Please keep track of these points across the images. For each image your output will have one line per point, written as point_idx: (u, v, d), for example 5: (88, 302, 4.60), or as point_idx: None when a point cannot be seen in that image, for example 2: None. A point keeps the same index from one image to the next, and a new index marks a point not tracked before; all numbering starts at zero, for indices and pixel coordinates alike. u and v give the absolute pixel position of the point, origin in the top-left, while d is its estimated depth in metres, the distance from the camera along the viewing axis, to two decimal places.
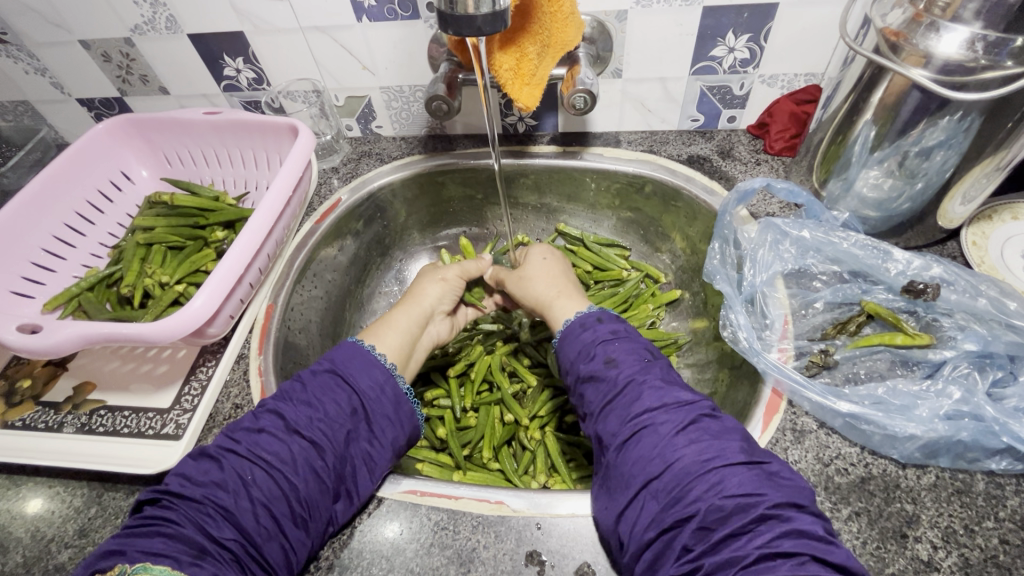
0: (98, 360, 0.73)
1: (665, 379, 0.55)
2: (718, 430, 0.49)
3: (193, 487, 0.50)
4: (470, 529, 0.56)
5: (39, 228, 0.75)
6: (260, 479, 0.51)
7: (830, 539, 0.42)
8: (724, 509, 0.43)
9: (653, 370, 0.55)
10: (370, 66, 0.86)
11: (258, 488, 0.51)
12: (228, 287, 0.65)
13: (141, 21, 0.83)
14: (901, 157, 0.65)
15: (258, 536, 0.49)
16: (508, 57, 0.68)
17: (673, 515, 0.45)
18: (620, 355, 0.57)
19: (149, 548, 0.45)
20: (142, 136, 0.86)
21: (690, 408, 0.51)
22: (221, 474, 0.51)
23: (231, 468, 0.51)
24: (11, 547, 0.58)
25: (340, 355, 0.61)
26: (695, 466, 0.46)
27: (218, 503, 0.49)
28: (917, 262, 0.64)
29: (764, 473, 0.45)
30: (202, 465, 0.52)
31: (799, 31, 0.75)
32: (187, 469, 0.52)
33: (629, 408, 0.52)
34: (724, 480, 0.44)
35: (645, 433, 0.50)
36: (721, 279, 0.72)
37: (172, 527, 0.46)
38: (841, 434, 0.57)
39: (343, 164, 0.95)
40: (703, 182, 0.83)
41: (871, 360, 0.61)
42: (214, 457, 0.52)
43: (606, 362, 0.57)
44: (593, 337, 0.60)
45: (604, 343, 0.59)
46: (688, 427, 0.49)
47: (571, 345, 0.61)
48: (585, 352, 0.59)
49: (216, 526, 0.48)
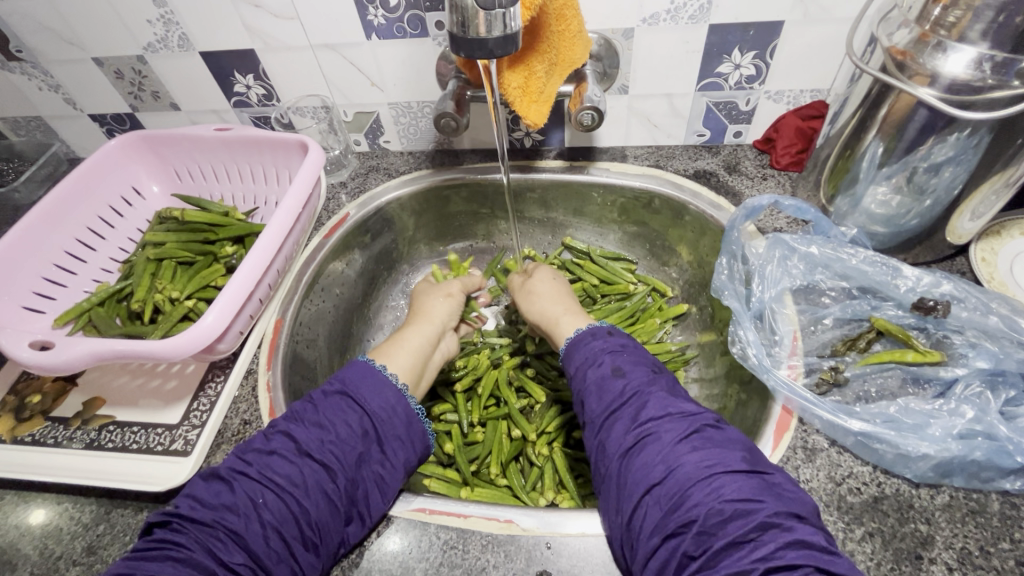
0: (108, 375, 0.73)
1: (670, 391, 0.54)
2: (720, 439, 0.49)
3: (203, 510, 0.50)
4: (480, 548, 0.55)
5: (51, 243, 0.76)
6: (272, 502, 0.51)
7: (832, 549, 0.41)
8: (724, 513, 0.43)
9: (659, 381, 0.56)
10: (379, 82, 0.87)
11: (269, 511, 0.50)
12: (238, 304, 0.65)
13: (154, 39, 0.84)
14: (909, 173, 0.65)
15: (268, 560, 0.49)
16: (516, 75, 0.68)
17: (674, 521, 0.44)
18: (628, 365, 0.57)
19: (159, 572, 0.45)
20: (153, 152, 0.87)
21: (693, 418, 0.50)
22: (231, 497, 0.51)
23: (242, 491, 0.51)
24: (19, 564, 0.58)
25: (352, 375, 0.61)
26: (695, 473, 0.46)
27: (229, 527, 0.48)
28: (926, 279, 0.64)
29: (764, 482, 0.45)
30: (213, 488, 0.52)
31: (805, 48, 0.75)
32: (197, 490, 0.52)
33: (634, 416, 0.52)
34: (723, 485, 0.44)
35: (649, 441, 0.49)
36: (728, 294, 0.72)
37: (182, 550, 0.46)
38: (854, 452, 0.56)
39: (351, 179, 0.95)
40: (709, 197, 0.84)
41: (882, 377, 0.61)
42: (225, 479, 0.52)
43: (613, 370, 0.57)
44: (602, 346, 0.60)
45: (610, 353, 0.59)
46: (691, 436, 0.49)
47: (578, 352, 0.61)
48: (591, 359, 0.59)
49: (227, 549, 0.47)
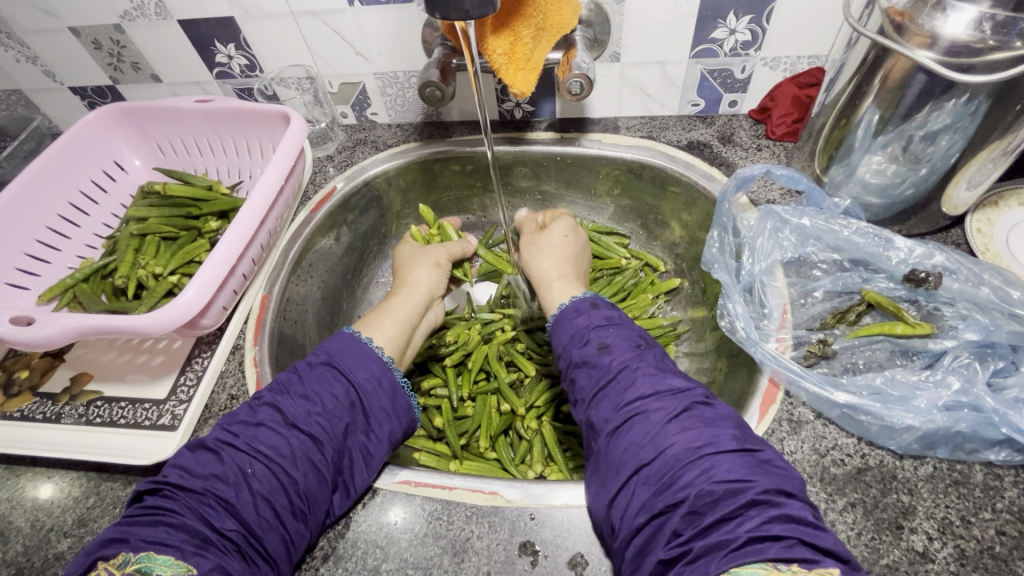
0: (95, 351, 0.73)
1: (658, 366, 0.54)
2: (710, 417, 0.48)
3: (193, 479, 0.50)
4: (464, 520, 0.56)
5: (32, 219, 0.75)
6: (261, 473, 0.51)
7: (817, 525, 0.41)
8: (715, 494, 0.42)
9: (647, 356, 0.55)
10: (364, 51, 0.84)
11: (258, 481, 0.50)
12: (220, 278, 0.64)
13: (130, 6, 0.82)
14: (905, 141, 0.63)
15: (260, 528, 0.49)
16: (501, 40, 0.66)
17: (662, 501, 0.44)
18: (613, 341, 0.56)
19: (152, 536, 0.45)
20: (133, 125, 0.85)
21: (682, 396, 0.50)
22: (221, 467, 0.51)
23: (231, 461, 0.51)
24: (11, 537, 0.59)
25: (336, 347, 0.61)
26: (687, 452, 0.45)
27: (220, 495, 0.49)
28: (919, 250, 0.63)
29: (755, 460, 0.45)
30: (201, 458, 0.52)
31: (804, 12, 0.73)
32: (185, 461, 0.52)
33: (622, 394, 0.52)
34: (714, 467, 0.44)
35: (638, 420, 0.49)
36: (719, 267, 0.71)
37: (175, 517, 0.47)
38: (839, 424, 0.56)
39: (338, 152, 0.94)
40: (702, 168, 0.82)
41: (870, 350, 0.61)
42: (213, 449, 0.52)
43: (600, 347, 0.56)
44: (587, 322, 0.59)
45: (596, 329, 0.58)
46: (680, 415, 0.48)
47: (565, 331, 0.60)
48: (578, 337, 0.58)
49: (218, 517, 0.48)
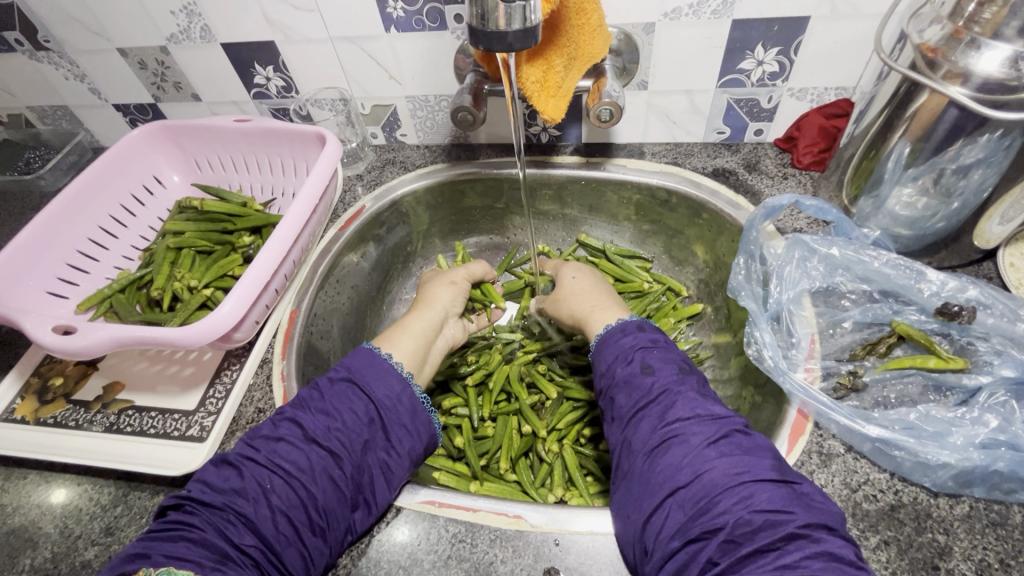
0: (128, 361, 0.75)
1: (700, 392, 0.54)
2: (749, 446, 0.48)
3: (213, 494, 0.50)
4: (488, 543, 0.56)
5: (74, 230, 0.78)
6: (280, 488, 0.51)
7: (859, 564, 0.40)
8: (753, 524, 0.42)
9: (690, 380, 0.55)
10: (397, 75, 0.87)
11: (277, 496, 0.51)
12: (255, 293, 0.66)
13: (177, 30, 0.85)
14: (937, 174, 0.63)
15: (278, 543, 0.49)
16: (534, 69, 0.68)
17: (699, 526, 0.44)
18: (657, 363, 0.56)
19: (173, 552, 0.45)
20: (174, 142, 0.88)
21: (722, 422, 0.50)
22: (241, 482, 0.51)
23: (251, 476, 0.52)
24: (41, 542, 0.60)
25: (357, 363, 0.61)
26: (725, 478, 0.45)
27: (239, 510, 0.49)
28: (952, 283, 0.62)
29: (794, 492, 0.44)
30: (223, 472, 0.52)
31: (832, 44, 0.74)
32: (208, 476, 0.52)
33: (663, 415, 0.52)
34: (753, 495, 0.43)
35: (676, 442, 0.49)
36: (746, 295, 0.71)
37: (195, 532, 0.47)
38: (870, 459, 0.55)
39: (367, 171, 0.96)
40: (728, 196, 0.82)
41: (903, 384, 0.60)
42: (234, 464, 0.53)
43: (643, 368, 0.56)
44: (632, 343, 0.59)
45: (641, 350, 0.58)
46: (719, 440, 0.48)
47: (609, 351, 0.60)
48: (622, 356, 0.58)
49: (237, 532, 0.48)
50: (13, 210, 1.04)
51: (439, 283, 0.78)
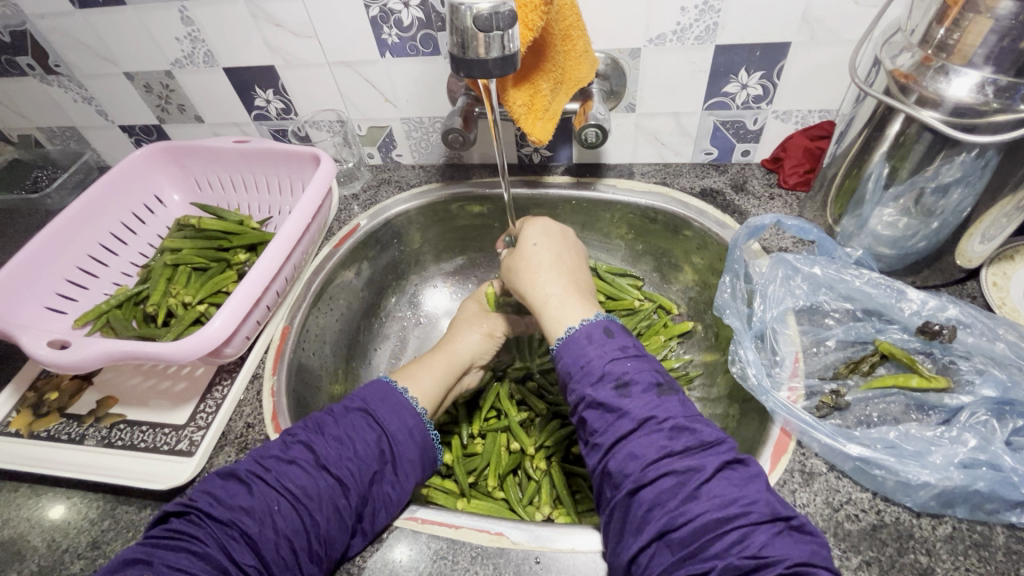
0: (122, 375, 0.76)
1: (685, 417, 0.52)
2: (739, 480, 0.48)
3: (221, 509, 0.51)
4: (469, 560, 0.55)
5: (74, 247, 0.80)
6: (286, 511, 0.52)
7: None
8: (744, 570, 0.43)
9: (671, 404, 0.53)
10: (392, 98, 0.90)
11: (282, 519, 0.51)
12: (246, 309, 0.67)
13: (181, 55, 0.89)
14: (917, 194, 0.64)
15: (275, 565, 0.50)
16: (521, 93, 0.69)
17: (687, 570, 0.44)
18: (634, 383, 0.53)
19: (174, 563, 0.46)
20: (174, 162, 0.90)
21: (713, 454, 0.49)
22: (250, 500, 0.52)
23: (259, 495, 0.52)
24: (28, 556, 0.60)
25: (373, 395, 0.63)
26: (715, 521, 0.45)
27: (243, 529, 0.50)
28: (932, 302, 0.63)
29: (787, 531, 0.45)
30: (231, 488, 0.53)
31: (813, 69, 0.76)
32: (213, 488, 0.53)
33: (648, 449, 0.50)
34: (746, 540, 0.44)
35: (666, 479, 0.48)
36: (731, 313, 0.71)
37: (198, 546, 0.48)
38: (853, 478, 0.55)
39: (363, 191, 0.98)
40: (715, 216, 0.84)
41: (885, 403, 0.60)
42: (243, 481, 0.53)
43: (618, 389, 0.53)
44: (602, 356, 0.55)
45: (612, 366, 0.55)
46: (712, 478, 0.48)
47: (574, 362, 0.56)
48: (591, 373, 0.55)
49: (238, 552, 0.49)
50: (19, 227, 1.07)
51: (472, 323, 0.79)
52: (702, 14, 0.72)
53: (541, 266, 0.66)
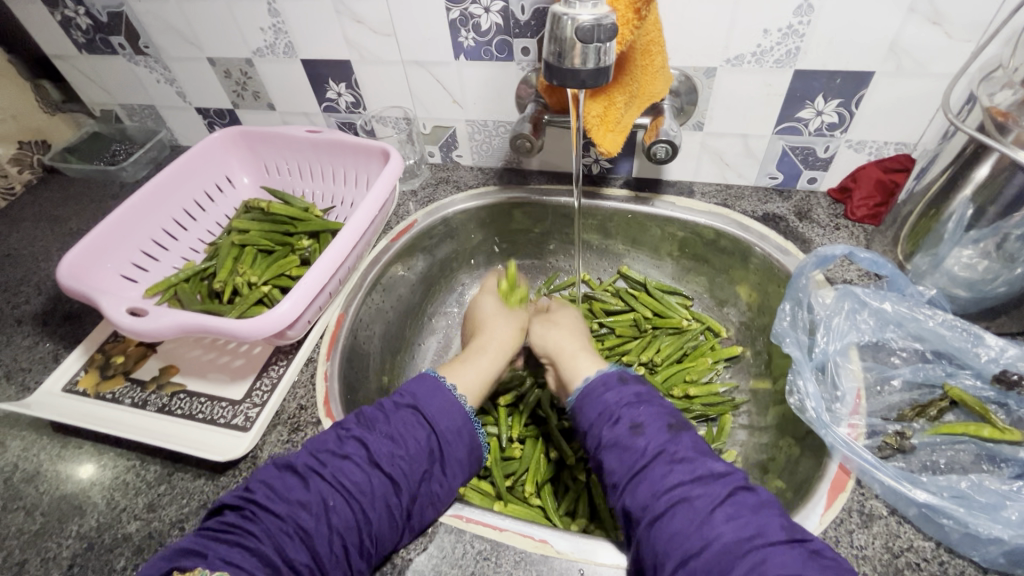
0: (183, 347, 0.79)
1: (697, 450, 0.53)
2: (755, 504, 0.47)
3: (277, 501, 0.52)
4: (512, 564, 0.55)
5: (152, 221, 0.83)
6: (340, 508, 0.52)
7: None
8: None
9: (683, 439, 0.53)
10: (460, 99, 0.91)
11: (336, 516, 0.52)
12: (312, 295, 0.69)
13: (263, 44, 0.92)
14: (1001, 239, 0.62)
15: (328, 563, 0.50)
16: (596, 104, 0.70)
17: None
18: (646, 421, 0.55)
19: (229, 557, 0.47)
20: (247, 147, 0.94)
21: (725, 480, 0.49)
22: (306, 495, 0.53)
23: (315, 490, 0.53)
24: (88, 511, 0.63)
25: (423, 391, 0.63)
26: (736, 544, 0.44)
27: (298, 525, 0.51)
28: (1012, 350, 0.60)
29: (806, 552, 0.44)
30: (288, 481, 0.54)
31: (895, 100, 0.74)
32: (271, 480, 0.54)
33: (662, 480, 0.50)
34: (766, 560, 0.43)
35: (681, 507, 0.47)
36: (790, 341, 0.69)
37: (252, 540, 0.49)
38: (916, 524, 0.53)
39: (421, 188, 1.00)
40: (777, 241, 0.82)
41: (953, 450, 0.58)
42: (299, 475, 0.54)
43: (632, 428, 0.55)
44: (616, 400, 0.58)
45: (625, 407, 0.57)
46: (725, 502, 0.47)
47: (591, 409, 0.59)
48: (607, 416, 0.57)
49: (292, 547, 0.50)
50: (93, 195, 1.12)
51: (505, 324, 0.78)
52: (785, 37, 0.71)
53: (568, 329, 0.75)
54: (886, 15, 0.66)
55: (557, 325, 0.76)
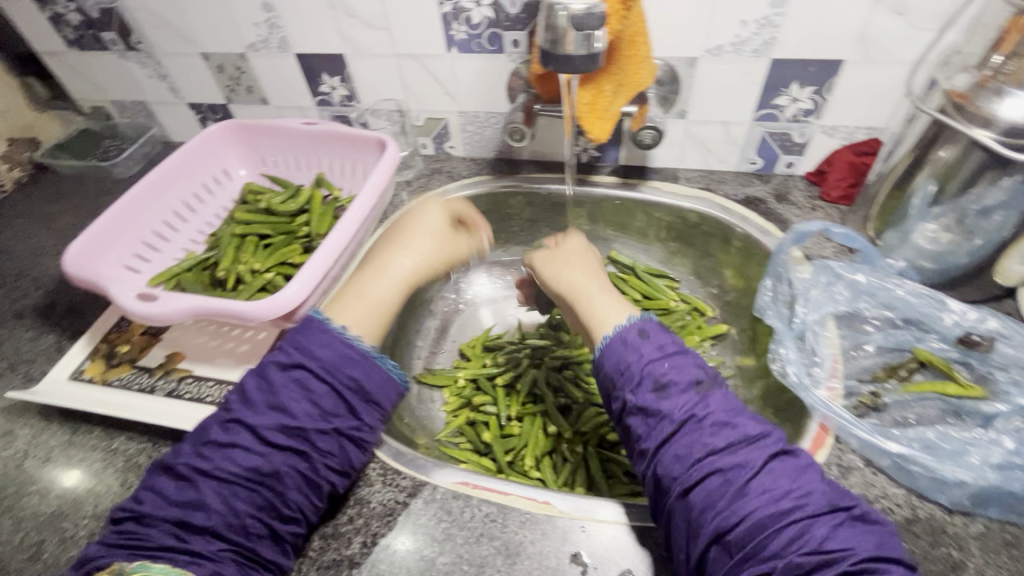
0: (188, 334, 0.80)
1: (726, 410, 0.52)
2: (792, 470, 0.48)
3: (170, 507, 0.51)
4: (518, 524, 0.59)
5: (152, 212, 0.85)
6: (238, 491, 0.52)
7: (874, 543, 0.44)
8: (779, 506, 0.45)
9: (712, 399, 0.52)
10: (452, 92, 0.94)
11: (235, 496, 0.52)
12: (316, 279, 0.72)
13: (257, 39, 0.94)
14: (961, 212, 0.67)
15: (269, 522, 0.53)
16: (586, 92, 0.74)
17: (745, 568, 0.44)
18: (672, 379, 0.52)
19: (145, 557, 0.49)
20: (244, 139, 0.95)
21: (758, 445, 0.49)
22: (197, 493, 0.51)
23: (204, 489, 0.51)
24: (103, 493, 0.65)
25: (306, 341, 0.58)
26: (770, 517, 0.44)
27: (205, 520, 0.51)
28: (973, 314, 0.65)
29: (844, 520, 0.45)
30: (177, 485, 0.52)
31: (865, 87, 0.79)
32: (160, 488, 0.53)
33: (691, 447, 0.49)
34: (812, 529, 0.44)
35: (714, 477, 0.47)
36: (772, 315, 0.76)
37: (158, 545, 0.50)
38: (889, 474, 0.58)
39: (416, 179, 1.03)
40: (758, 222, 0.87)
41: (922, 407, 0.63)
42: (187, 478, 0.52)
43: (656, 389, 0.52)
44: (643, 355, 0.54)
45: (648, 361, 0.54)
46: (761, 471, 0.47)
47: (611, 360, 0.55)
48: (626, 371, 0.54)
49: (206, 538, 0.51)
50: (85, 192, 1.12)
51: (429, 204, 0.71)
52: (761, 28, 0.75)
53: (578, 265, 0.66)
54: (853, 6, 0.71)
55: (550, 259, 0.67)
